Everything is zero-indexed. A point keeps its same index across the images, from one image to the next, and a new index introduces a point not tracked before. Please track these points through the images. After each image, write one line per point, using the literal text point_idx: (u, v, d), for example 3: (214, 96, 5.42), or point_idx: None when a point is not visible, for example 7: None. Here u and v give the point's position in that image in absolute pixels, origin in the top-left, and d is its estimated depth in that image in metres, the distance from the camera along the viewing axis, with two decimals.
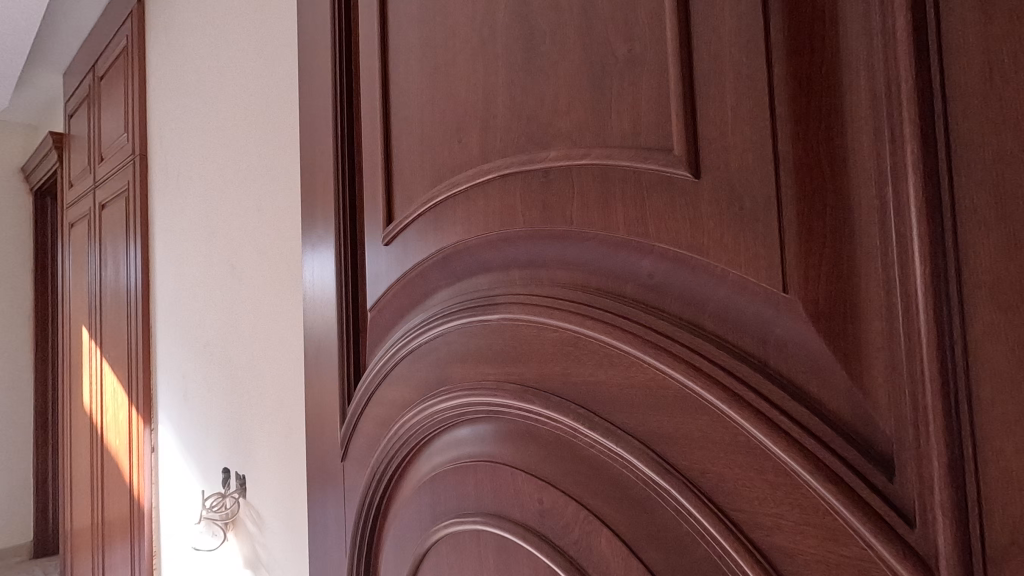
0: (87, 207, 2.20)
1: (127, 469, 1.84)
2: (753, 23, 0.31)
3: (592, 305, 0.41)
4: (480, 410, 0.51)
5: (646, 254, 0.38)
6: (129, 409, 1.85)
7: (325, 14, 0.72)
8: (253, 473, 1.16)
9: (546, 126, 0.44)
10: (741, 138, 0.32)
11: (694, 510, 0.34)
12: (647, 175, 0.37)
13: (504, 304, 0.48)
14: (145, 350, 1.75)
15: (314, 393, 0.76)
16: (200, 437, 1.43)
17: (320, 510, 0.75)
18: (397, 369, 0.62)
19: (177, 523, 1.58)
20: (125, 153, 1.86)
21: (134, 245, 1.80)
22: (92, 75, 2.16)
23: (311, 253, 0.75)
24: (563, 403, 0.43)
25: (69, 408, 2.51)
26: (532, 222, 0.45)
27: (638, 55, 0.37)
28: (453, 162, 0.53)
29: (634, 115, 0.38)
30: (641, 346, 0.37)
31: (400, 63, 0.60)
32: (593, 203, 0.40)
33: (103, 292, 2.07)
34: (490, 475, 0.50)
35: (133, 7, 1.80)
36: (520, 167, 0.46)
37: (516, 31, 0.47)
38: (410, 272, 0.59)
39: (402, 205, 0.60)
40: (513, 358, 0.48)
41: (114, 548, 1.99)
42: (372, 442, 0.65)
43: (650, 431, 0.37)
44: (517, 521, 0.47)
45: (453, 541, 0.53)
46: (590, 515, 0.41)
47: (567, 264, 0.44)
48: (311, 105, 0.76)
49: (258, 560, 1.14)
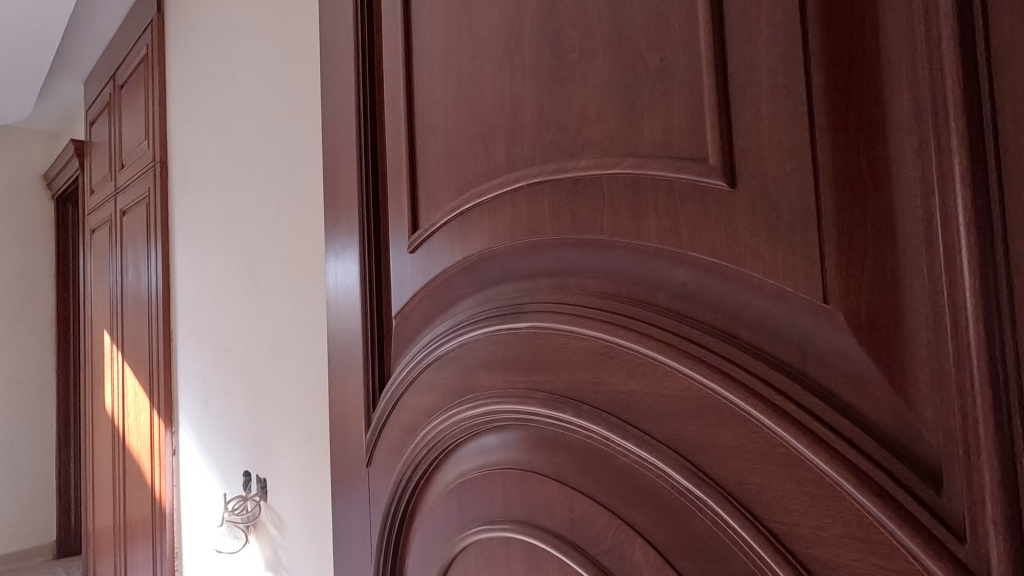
0: (109, 213, 2.24)
1: (149, 470, 1.87)
2: (790, 32, 0.31)
3: (623, 314, 0.41)
4: (508, 418, 0.51)
5: (680, 263, 0.38)
6: (150, 412, 1.88)
7: (348, 23, 0.73)
8: (274, 477, 1.17)
9: (575, 135, 0.44)
10: (779, 147, 0.32)
11: (731, 520, 0.34)
12: (680, 185, 0.37)
13: (533, 312, 0.48)
14: (166, 353, 1.78)
15: (339, 398, 0.76)
16: (221, 440, 1.44)
17: (345, 514, 0.76)
18: (422, 376, 0.62)
19: (199, 525, 1.60)
20: (146, 160, 1.89)
21: (155, 250, 1.82)
22: (113, 82, 2.19)
23: (334, 260, 0.76)
24: (594, 412, 0.43)
25: (92, 410, 2.55)
26: (561, 230, 0.45)
27: (669, 64, 0.37)
28: (479, 171, 0.53)
29: (666, 124, 0.38)
30: (675, 355, 0.37)
31: (424, 72, 0.60)
32: (624, 212, 0.40)
33: (125, 296, 2.11)
34: (519, 482, 0.50)
35: (153, 16, 1.82)
36: (548, 176, 0.46)
37: (542, 39, 0.47)
38: (435, 279, 0.59)
39: (427, 212, 0.61)
40: (542, 367, 0.48)
41: (136, 549, 2.02)
42: (397, 448, 0.66)
43: (684, 440, 0.37)
44: (546, 529, 0.47)
45: (481, 548, 0.54)
46: (623, 524, 0.41)
47: (597, 272, 0.44)
48: (334, 113, 0.76)
49: (279, 563, 1.15)
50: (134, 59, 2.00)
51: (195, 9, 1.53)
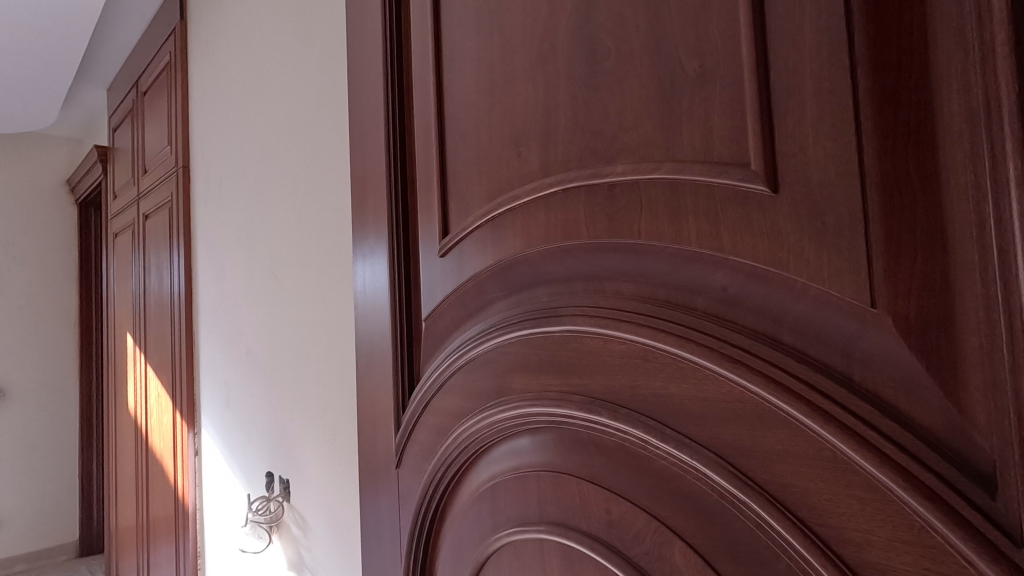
0: (132, 218, 2.28)
1: (172, 470, 1.90)
2: (835, 38, 0.31)
3: (662, 318, 0.41)
4: (541, 420, 0.52)
5: (719, 268, 0.38)
6: (173, 413, 1.90)
7: (376, 30, 0.74)
8: (298, 478, 1.18)
9: (611, 141, 0.44)
10: (825, 152, 0.32)
11: (777, 523, 0.34)
12: (721, 190, 0.37)
13: (568, 316, 0.48)
14: (189, 356, 1.80)
15: (367, 399, 0.77)
16: (244, 441, 1.46)
17: (373, 515, 0.77)
18: (453, 379, 0.63)
19: (222, 525, 1.62)
20: (168, 165, 1.92)
21: (177, 254, 1.86)
22: (136, 90, 2.24)
23: (362, 263, 0.77)
24: (632, 415, 0.43)
25: (115, 411, 2.59)
26: (597, 235, 0.46)
27: (709, 71, 0.37)
28: (512, 176, 0.54)
29: (706, 131, 0.38)
30: (715, 359, 0.37)
31: (455, 79, 0.61)
32: (662, 217, 0.41)
33: (148, 299, 2.14)
34: (554, 484, 0.50)
35: (176, 24, 1.86)
36: (583, 181, 0.46)
37: (577, 46, 0.47)
38: (466, 283, 0.60)
39: (458, 217, 0.61)
40: (576, 370, 0.48)
41: (159, 548, 2.05)
42: (427, 450, 0.66)
43: (725, 444, 0.37)
44: (582, 531, 0.48)
45: (515, 550, 0.54)
46: (661, 526, 0.41)
47: (633, 276, 0.44)
48: (362, 120, 0.77)
49: (303, 564, 1.16)
50: (157, 66, 2.04)
51: (218, 17, 1.56)
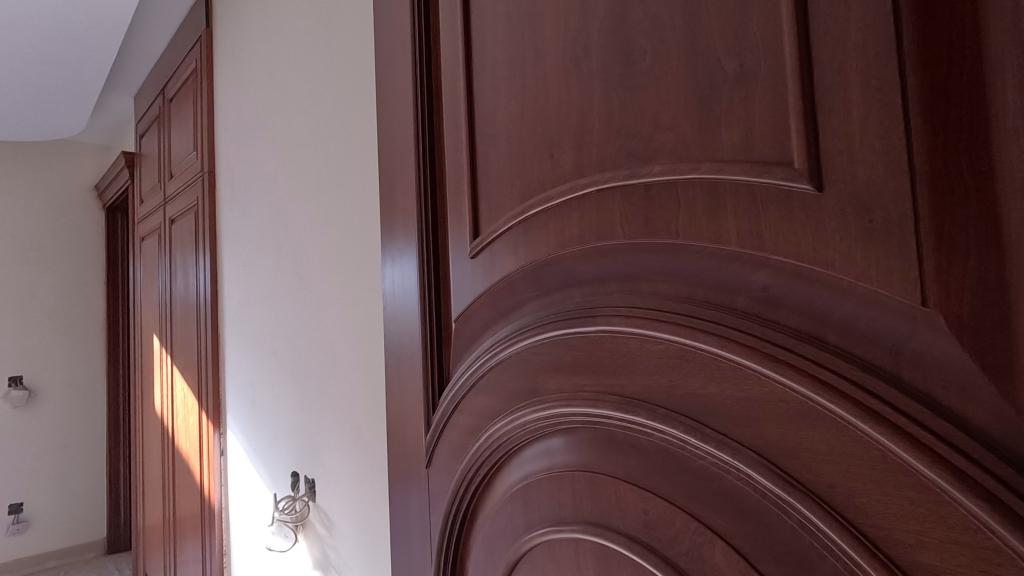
0: (158, 222, 2.33)
1: (198, 469, 1.94)
2: (882, 34, 0.31)
3: (701, 318, 0.41)
4: (576, 420, 0.52)
5: (760, 267, 0.38)
6: (199, 414, 1.94)
7: (404, 35, 0.75)
8: (323, 478, 1.19)
9: (647, 142, 0.44)
10: (871, 150, 0.32)
11: (823, 523, 0.34)
12: (763, 190, 0.37)
13: (604, 316, 0.48)
14: (214, 357, 1.84)
15: (396, 399, 0.78)
16: (270, 442, 1.48)
17: (403, 513, 0.78)
18: (485, 379, 0.63)
19: (248, 524, 1.65)
20: (194, 170, 1.96)
21: (203, 257, 1.89)
22: (162, 97, 2.29)
23: (391, 265, 0.78)
24: (671, 415, 0.43)
25: (141, 411, 2.65)
26: (633, 236, 0.46)
27: (750, 70, 0.38)
28: (544, 178, 0.54)
29: (747, 129, 0.38)
30: (759, 358, 0.37)
31: (486, 81, 0.62)
32: (701, 217, 0.41)
33: (174, 302, 2.19)
34: (590, 485, 0.51)
35: (202, 32, 1.90)
36: (619, 182, 0.46)
37: (612, 47, 0.47)
38: (497, 283, 0.60)
39: (488, 219, 0.62)
40: (612, 370, 0.48)
41: (185, 547, 2.08)
42: (458, 450, 0.67)
43: (767, 443, 0.37)
44: (619, 530, 0.48)
45: (549, 550, 0.54)
46: (702, 526, 0.41)
47: (671, 276, 0.44)
48: (390, 124, 0.79)
49: (328, 563, 1.18)
50: (183, 73, 2.08)
51: (244, 24, 1.59)
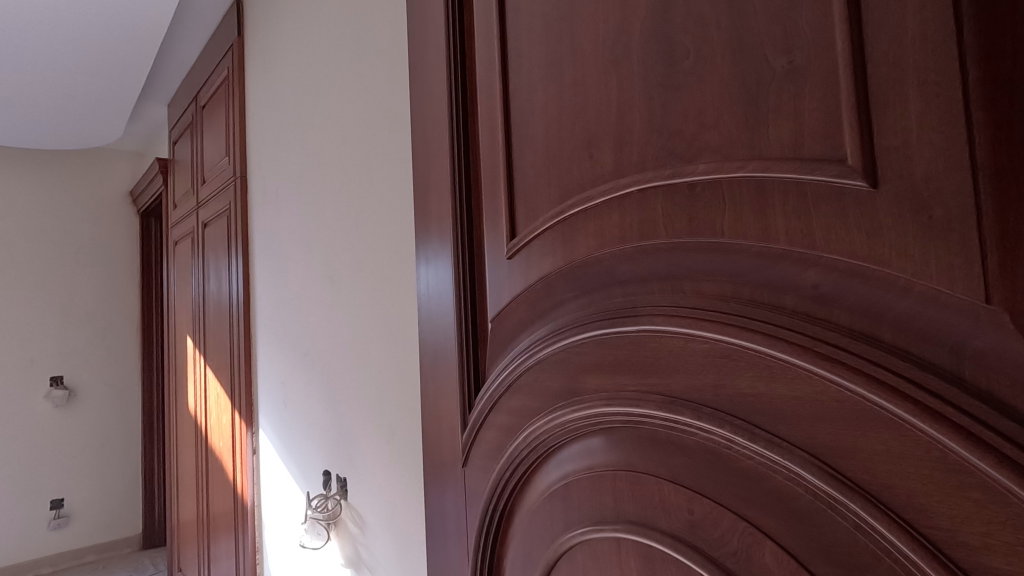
0: (191, 226, 2.40)
1: (231, 467, 1.98)
2: (940, 28, 0.31)
3: (748, 317, 0.41)
4: (616, 419, 0.52)
5: (811, 265, 0.37)
6: (232, 413, 1.98)
7: (438, 39, 0.76)
8: (355, 478, 1.21)
9: (691, 141, 0.44)
10: (930, 145, 0.31)
11: (880, 525, 0.34)
12: (814, 188, 0.37)
13: (645, 316, 0.48)
14: (247, 358, 1.87)
15: (431, 399, 0.79)
16: (302, 441, 1.51)
17: (439, 510, 0.78)
18: (522, 378, 0.64)
19: (280, 521, 1.68)
20: (226, 175, 2.01)
21: (236, 260, 1.93)
22: (194, 104, 2.35)
23: (426, 266, 0.79)
24: (716, 414, 0.43)
25: (176, 410, 2.72)
26: (676, 235, 0.46)
27: (799, 68, 0.37)
28: (583, 178, 0.55)
29: (796, 127, 0.38)
30: (809, 357, 0.37)
31: (522, 82, 0.62)
32: (748, 216, 0.40)
33: (207, 303, 2.24)
34: (632, 484, 0.51)
35: (233, 41, 1.94)
36: (662, 182, 0.46)
37: (653, 46, 0.47)
38: (535, 284, 0.61)
39: (525, 219, 0.62)
40: (654, 369, 0.48)
41: (219, 543, 2.13)
42: (495, 450, 0.67)
43: (820, 443, 0.37)
44: (663, 531, 0.48)
45: (590, 549, 0.55)
46: (750, 527, 0.41)
47: (716, 276, 0.44)
48: (424, 127, 0.80)
49: (360, 561, 1.19)
50: (215, 80, 2.13)
51: (275, 32, 1.63)
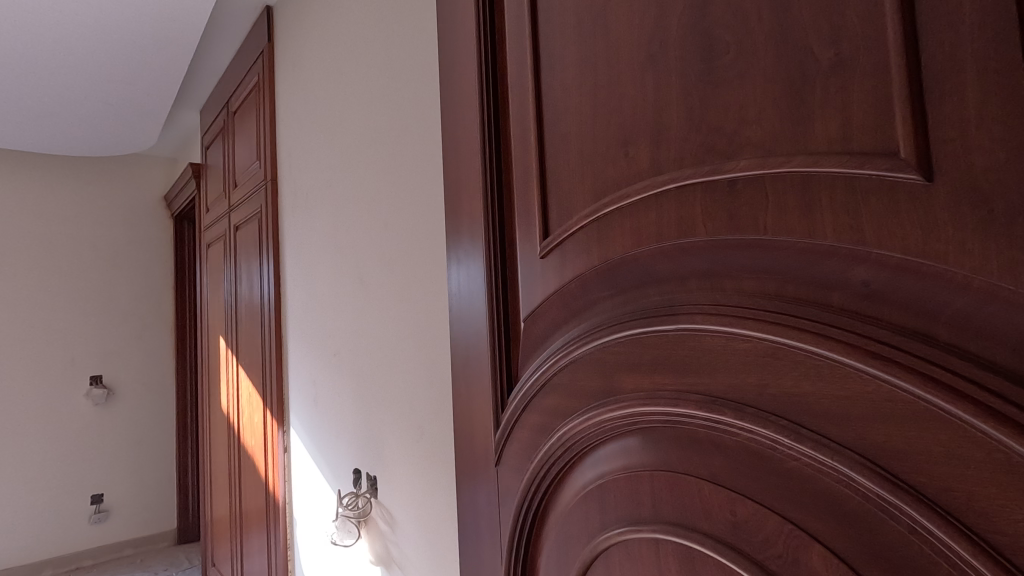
0: (223, 229, 2.46)
1: (263, 465, 2.02)
2: (1003, 14, 0.30)
3: (792, 315, 0.40)
4: (654, 419, 0.52)
5: (860, 262, 0.36)
6: (264, 412, 2.02)
7: (469, 40, 0.76)
8: (385, 477, 1.23)
9: (731, 138, 0.44)
10: (990, 137, 0.30)
11: (938, 529, 0.33)
12: (864, 182, 0.36)
13: (684, 315, 0.48)
14: (278, 357, 1.91)
15: (463, 398, 0.80)
16: (333, 440, 1.52)
17: (471, 509, 0.79)
18: (556, 378, 0.64)
19: (312, 518, 1.70)
20: (257, 179, 2.05)
21: (267, 263, 1.97)
22: (226, 110, 2.41)
23: (457, 267, 0.80)
24: (760, 414, 0.42)
25: (209, 409, 2.79)
26: (715, 233, 0.45)
27: (846, 60, 0.37)
28: (618, 176, 0.54)
29: (844, 121, 0.37)
30: (859, 356, 0.36)
31: (555, 81, 0.62)
32: (793, 212, 0.40)
33: (239, 304, 2.29)
34: (670, 485, 0.50)
35: (264, 47, 1.98)
36: (701, 178, 0.46)
37: (690, 41, 0.47)
38: (569, 283, 0.61)
39: (559, 218, 0.62)
40: (694, 368, 0.48)
41: (251, 539, 2.17)
42: (529, 449, 0.67)
43: (870, 444, 0.36)
44: (703, 532, 0.47)
45: (627, 550, 0.54)
46: (796, 530, 0.40)
47: (758, 273, 0.43)
48: (455, 126, 0.80)
49: (390, 558, 1.21)
50: (246, 87, 2.18)
51: (305, 39, 1.67)
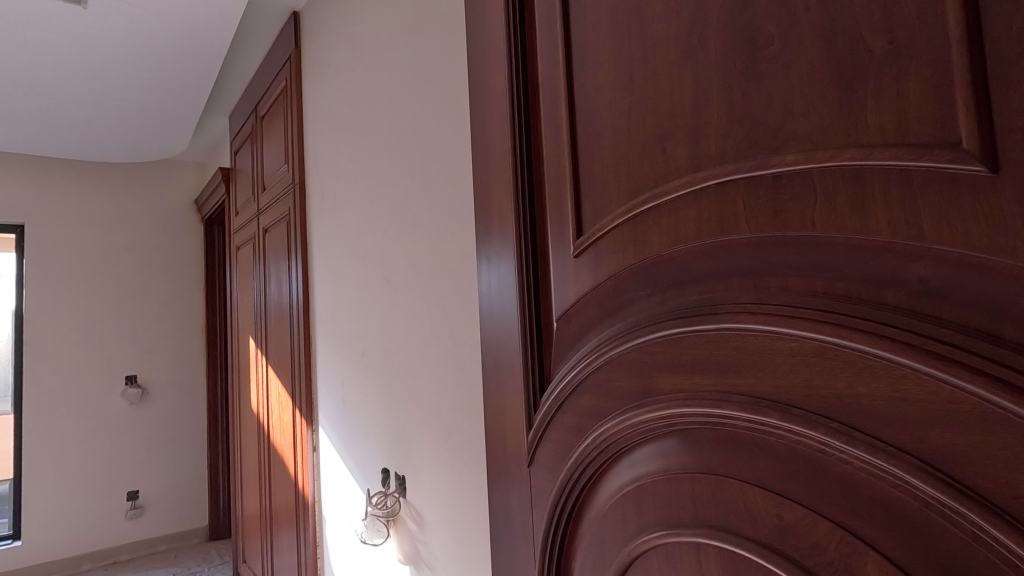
0: (252, 232, 2.50)
1: (292, 463, 2.05)
2: None
3: (842, 314, 0.39)
4: (694, 420, 0.51)
5: (919, 258, 0.35)
6: (293, 412, 2.05)
7: (498, 38, 0.76)
8: (413, 478, 1.23)
9: (776, 132, 0.43)
10: None
11: (1005, 538, 0.31)
12: (922, 174, 0.34)
13: (725, 313, 0.47)
14: (307, 358, 1.93)
15: (494, 398, 0.79)
16: (361, 439, 1.54)
17: (503, 510, 0.78)
18: (591, 379, 0.63)
19: (341, 515, 1.72)
20: (286, 182, 2.09)
21: (295, 264, 2.00)
22: (255, 115, 2.45)
23: (487, 267, 0.80)
24: (809, 416, 0.41)
25: (239, 408, 2.84)
26: (759, 230, 0.44)
27: (903, 47, 0.35)
28: (655, 174, 0.53)
29: (899, 112, 0.35)
30: (917, 355, 0.35)
31: (588, 77, 0.62)
32: (843, 207, 0.38)
33: (268, 305, 2.33)
34: (711, 487, 0.49)
35: (291, 53, 2.01)
36: (743, 174, 0.45)
37: (732, 34, 0.46)
38: (603, 282, 0.60)
39: (593, 216, 0.62)
40: (737, 369, 0.46)
41: (282, 537, 2.20)
42: (562, 451, 0.67)
43: (929, 448, 0.35)
44: (748, 537, 0.46)
45: (667, 554, 0.53)
46: (849, 536, 0.39)
47: (805, 270, 0.41)
48: (485, 126, 0.80)
49: (419, 558, 1.21)
50: (274, 91, 2.22)
51: (331, 43, 1.69)
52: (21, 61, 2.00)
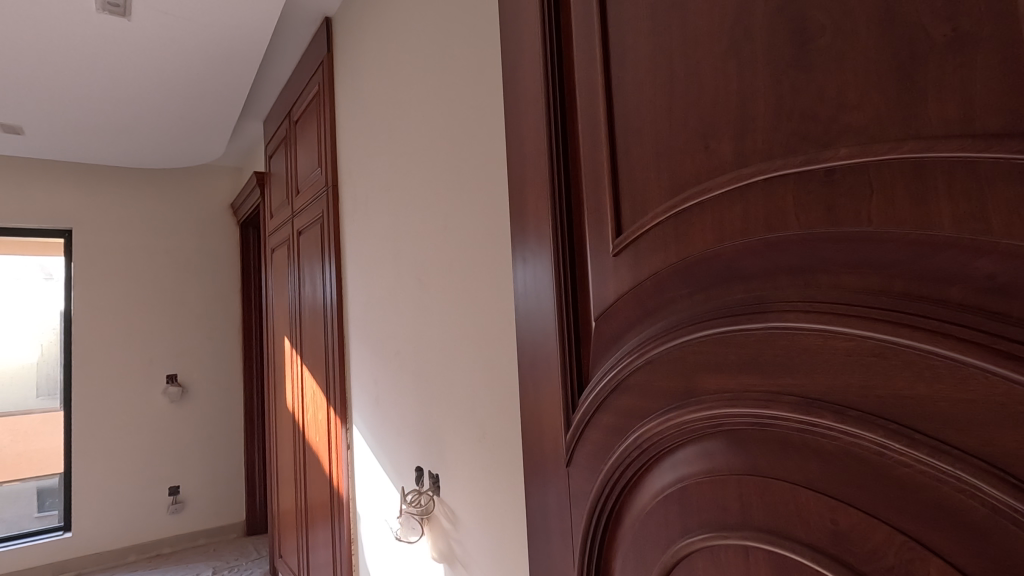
0: (287, 234, 2.56)
1: (327, 460, 2.08)
2: None
3: (903, 311, 0.37)
4: (741, 421, 0.49)
5: (986, 254, 0.34)
6: (328, 409, 2.08)
7: (533, 36, 0.76)
8: (447, 477, 1.24)
9: (828, 125, 0.41)
10: None
11: None
12: (990, 165, 0.33)
13: (774, 313, 0.46)
14: (340, 357, 1.97)
15: (530, 396, 0.79)
16: (395, 437, 1.56)
17: (540, 509, 0.78)
18: (631, 378, 0.62)
19: (375, 512, 1.75)
20: (320, 184, 2.12)
21: (329, 266, 2.03)
22: (288, 119, 2.51)
23: (523, 266, 0.80)
24: (866, 417, 0.39)
25: (275, 406, 2.91)
26: (812, 226, 0.43)
27: (968, 34, 0.34)
28: (698, 170, 0.52)
29: (964, 101, 0.34)
30: (984, 355, 0.33)
31: (627, 73, 0.61)
32: (903, 200, 0.37)
33: (302, 306, 2.38)
34: (760, 489, 0.48)
35: (323, 58, 2.05)
36: (793, 169, 0.44)
37: (780, 25, 0.45)
38: (644, 280, 0.59)
39: (632, 214, 0.61)
40: (787, 369, 0.45)
41: (317, 534, 2.24)
42: (602, 451, 0.66)
43: (999, 451, 0.33)
44: (800, 540, 0.45)
45: (713, 557, 0.53)
46: (910, 541, 0.38)
47: (861, 267, 0.40)
48: (519, 125, 0.80)
49: (453, 556, 1.22)
50: (307, 96, 2.26)
51: (364, 47, 1.71)
52: (68, 71, 2.08)
